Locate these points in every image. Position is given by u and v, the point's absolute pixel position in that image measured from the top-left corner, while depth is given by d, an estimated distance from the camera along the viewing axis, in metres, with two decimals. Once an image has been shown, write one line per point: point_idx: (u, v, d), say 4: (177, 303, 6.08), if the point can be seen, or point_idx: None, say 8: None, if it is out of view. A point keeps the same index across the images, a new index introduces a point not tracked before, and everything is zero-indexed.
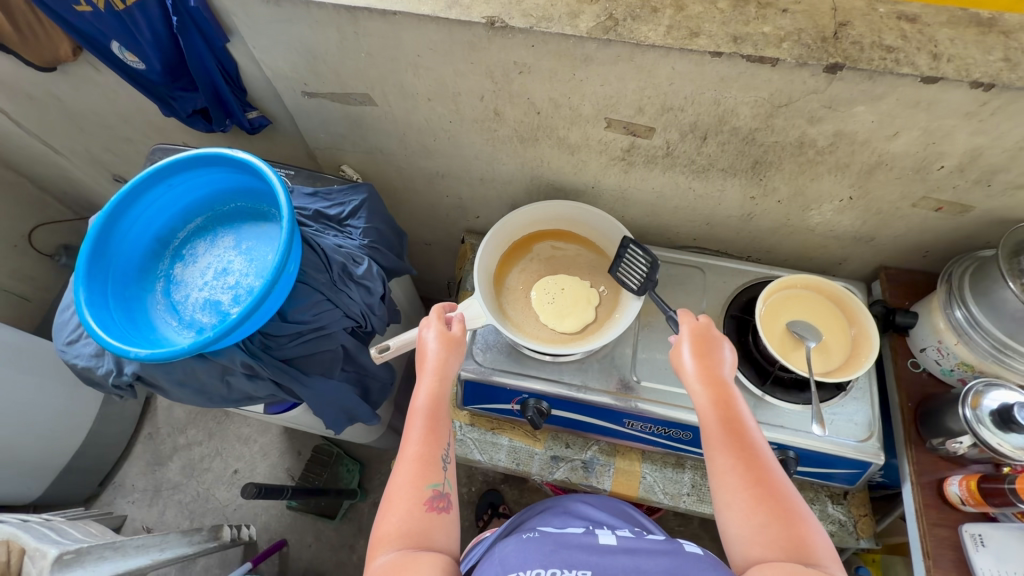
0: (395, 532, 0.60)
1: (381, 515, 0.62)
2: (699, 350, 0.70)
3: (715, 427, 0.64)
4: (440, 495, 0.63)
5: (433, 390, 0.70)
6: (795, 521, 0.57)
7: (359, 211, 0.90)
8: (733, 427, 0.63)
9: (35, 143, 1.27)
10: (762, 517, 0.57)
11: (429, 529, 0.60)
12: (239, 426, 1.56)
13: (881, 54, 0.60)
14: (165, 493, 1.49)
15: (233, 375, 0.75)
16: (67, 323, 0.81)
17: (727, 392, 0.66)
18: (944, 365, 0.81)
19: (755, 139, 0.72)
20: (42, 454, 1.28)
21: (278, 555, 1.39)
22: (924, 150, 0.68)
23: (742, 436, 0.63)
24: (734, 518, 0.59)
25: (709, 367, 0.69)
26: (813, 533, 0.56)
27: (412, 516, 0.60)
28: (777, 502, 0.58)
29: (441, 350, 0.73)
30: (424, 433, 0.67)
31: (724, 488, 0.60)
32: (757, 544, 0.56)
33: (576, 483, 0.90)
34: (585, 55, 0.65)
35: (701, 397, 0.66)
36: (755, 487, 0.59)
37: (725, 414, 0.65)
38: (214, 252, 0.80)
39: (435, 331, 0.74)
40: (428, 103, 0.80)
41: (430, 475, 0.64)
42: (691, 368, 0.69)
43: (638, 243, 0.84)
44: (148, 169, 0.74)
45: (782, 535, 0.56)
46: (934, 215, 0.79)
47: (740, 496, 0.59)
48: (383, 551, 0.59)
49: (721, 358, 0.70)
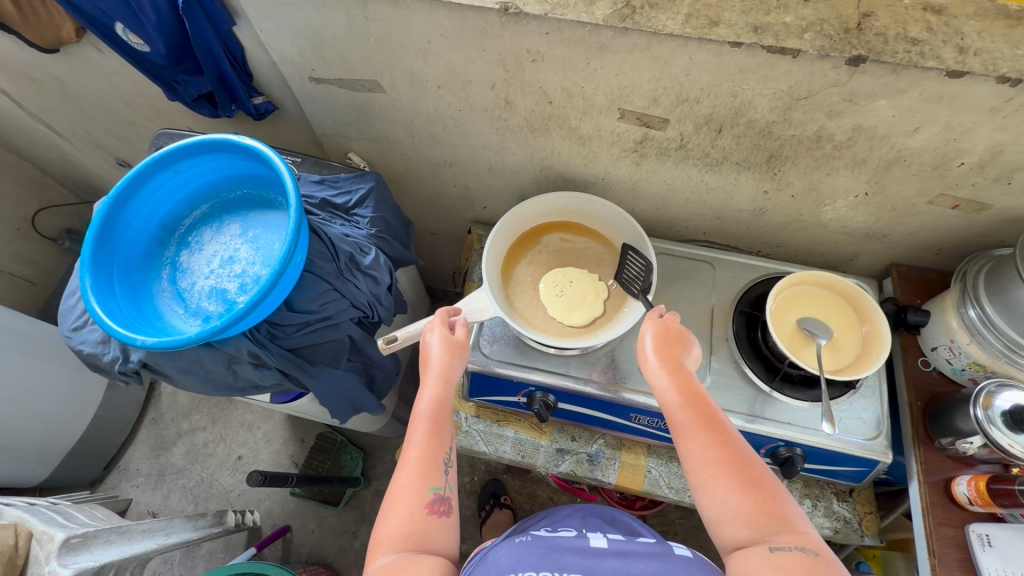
0: (395, 535, 0.60)
1: (381, 517, 0.62)
2: (661, 343, 0.70)
3: (677, 410, 0.63)
4: (440, 499, 0.63)
5: (436, 394, 0.69)
6: (759, 492, 0.57)
7: (366, 199, 0.88)
8: (694, 408, 0.63)
9: (36, 125, 1.25)
10: (725, 492, 0.57)
11: (429, 532, 0.61)
12: (242, 412, 1.56)
13: (906, 46, 0.58)
14: (169, 477, 1.50)
15: (240, 363, 0.75)
16: (73, 309, 0.80)
17: (687, 379, 0.66)
18: (955, 365, 0.80)
19: (772, 133, 0.71)
20: (47, 438, 1.28)
21: (281, 540, 1.41)
22: (944, 147, 0.67)
23: (701, 415, 0.62)
24: (704, 499, 0.58)
25: (669, 358, 0.69)
26: (781, 505, 0.56)
27: (413, 519, 0.61)
28: (739, 477, 0.57)
29: (444, 354, 0.72)
30: (427, 436, 0.67)
31: (691, 470, 0.60)
32: (727, 524, 0.56)
33: (581, 476, 0.90)
34: (601, 44, 0.64)
35: (663, 385, 0.66)
36: (715, 463, 0.58)
37: (686, 396, 0.64)
38: (221, 240, 0.80)
39: (439, 335, 0.73)
40: (437, 90, 0.79)
41: (432, 478, 0.64)
42: (651, 359, 0.69)
43: (637, 249, 0.85)
44: (154, 154, 0.73)
45: (744, 509, 0.56)
46: (950, 212, 0.78)
47: (704, 476, 0.59)
48: (383, 553, 0.59)
49: (681, 348, 0.71)
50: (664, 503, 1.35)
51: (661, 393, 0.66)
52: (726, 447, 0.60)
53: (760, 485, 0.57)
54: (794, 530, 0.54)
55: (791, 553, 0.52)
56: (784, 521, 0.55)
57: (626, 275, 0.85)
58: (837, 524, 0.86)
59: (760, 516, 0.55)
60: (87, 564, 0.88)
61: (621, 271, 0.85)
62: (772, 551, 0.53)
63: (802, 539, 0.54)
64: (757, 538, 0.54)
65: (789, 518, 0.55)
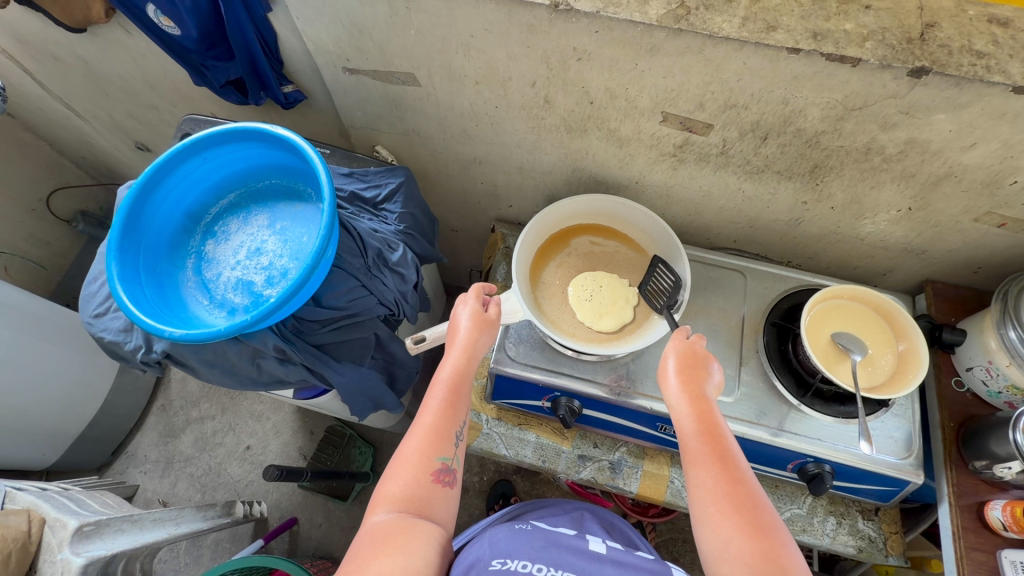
0: (397, 495, 0.60)
1: (386, 475, 0.62)
2: (683, 365, 0.69)
3: (692, 439, 0.62)
4: (447, 469, 0.64)
5: (457, 366, 0.68)
6: (765, 539, 0.54)
7: (396, 194, 0.86)
8: (709, 438, 0.61)
9: (56, 105, 1.24)
10: (730, 531, 0.55)
11: (431, 499, 0.61)
12: (252, 402, 1.55)
13: (971, 60, 0.56)
14: (177, 465, 1.49)
15: (265, 358, 0.73)
16: (95, 295, 0.78)
17: (707, 407, 0.64)
18: (992, 387, 0.79)
19: (819, 142, 0.69)
20: (57, 422, 1.27)
21: (288, 532, 1.40)
22: (999, 164, 0.65)
23: (716, 449, 0.60)
24: (706, 534, 0.56)
25: (691, 382, 0.67)
26: (786, 553, 0.53)
27: (417, 483, 0.61)
28: (746, 516, 0.55)
29: (472, 328, 0.71)
30: (442, 406, 0.66)
31: (697, 501, 0.58)
32: (727, 562, 0.53)
33: (602, 484, 0.88)
34: (652, 44, 0.62)
35: (681, 410, 0.65)
36: (724, 499, 0.57)
37: (703, 427, 0.63)
38: (247, 231, 0.78)
39: (470, 309, 0.73)
40: (475, 86, 0.77)
41: (442, 448, 0.64)
42: (672, 381, 0.68)
43: (666, 263, 0.82)
44: (185, 141, 0.71)
45: (747, 552, 0.53)
46: (995, 231, 0.76)
47: (710, 511, 0.57)
48: (380, 510, 0.59)
49: (705, 373, 0.68)
50: (675, 511, 1.35)
51: (678, 420, 0.65)
52: (737, 487, 0.57)
53: (767, 529, 0.54)
54: None
55: None
56: (789, 572, 0.51)
57: (652, 289, 0.83)
58: (861, 543, 0.84)
59: (764, 561, 0.52)
60: (99, 552, 0.88)
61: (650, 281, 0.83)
62: None
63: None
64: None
65: (793, 568, 0.52)
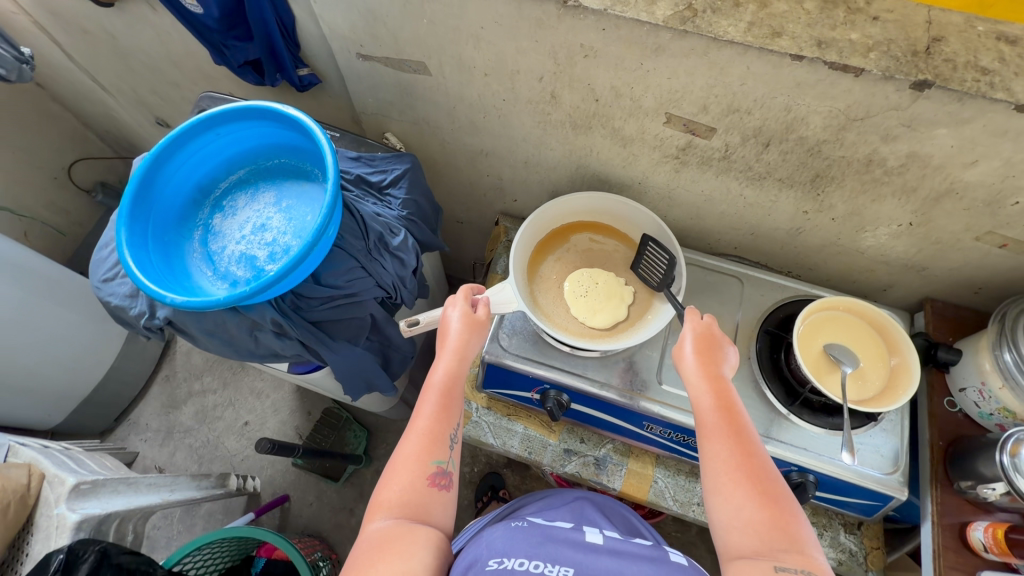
0: (394, 501, 0.61)
1: (382, 483, 0.63)
2: (701, 347, 0.69)
3: (709, 414, 0.63)
4: (442, 473, 0.64)
5: (450, 368, 0.70)
6: (775, 508, 0.56)
7: (401, 180, 0.88)
8: (725, 413, 0.62)
9: (83, 77, 1.27)
10: (741, 499, 0.56)
11: (428, 503, 0.62)
12: (253, 379, 1.58)
13: (976, 75, 0.56)
14: (177, 436, 1.53)
15: (262, 331, 0.75)
16: (105, 260, 0.81)
17: (724, 387, 0.65)
18: (983, 409, 0.78)
19: (821, 151, 0.69)
20: (63, 385, 1.31)
21: (279, 508, 1.43)
22: (1001, 183, 0.65)
23: (732, 424, 0.62)
24: (716, 503, 0.58)
25: (709, 361, 0.68)
26: (796, 524, 0.55)
27: (414, 487, 0.62)
28: (759, 486, 0.57)
29: (463, 330, 0.72)
30: (435, 409, 0.67)
31: (710, 472, 0.60)
32: (736, 530, 0.55)
33: (586, 478, 0.90)
34: (657, 45, 0.63)
35: (699, 387, 0.66)
36: (737, 470, 0.58)
37: (720, 403, 0.64)
38: (254, 207, 0.80)
39: (460, 310, 0.74)
40: (484, 78, 0.78)
41: (436, 451, 0.65)
42: (689, 360, 0.68)
43: (656, 240, 0.84)
44: (198, 116, 0.74)
45: (757, 521, 0.55)
46: (997, 251, 0.75)
47: (723, 480, 0.58)
48: (380, 517, 0.60)
49: (721, 354, 0.69)
50: (662, 515, 1.35)
51: (695, 396, 0.66)
52: (750, 460, 0.59)
53: (777, 499, 0.56)
54: (802, 551, 0.53)
55: None
56: (796, 542, 0.54)
57: (644, 270, 0.85)
58: (841, 556, 0.85)
59: (772, 529, 0.54)
60: (94, 510, 0.91)
61: (642, 266, 0.85)
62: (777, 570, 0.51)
63: (809, 564, 0.52)
64: (764, 552, 0.53)
65: (800, 538, 0.54)
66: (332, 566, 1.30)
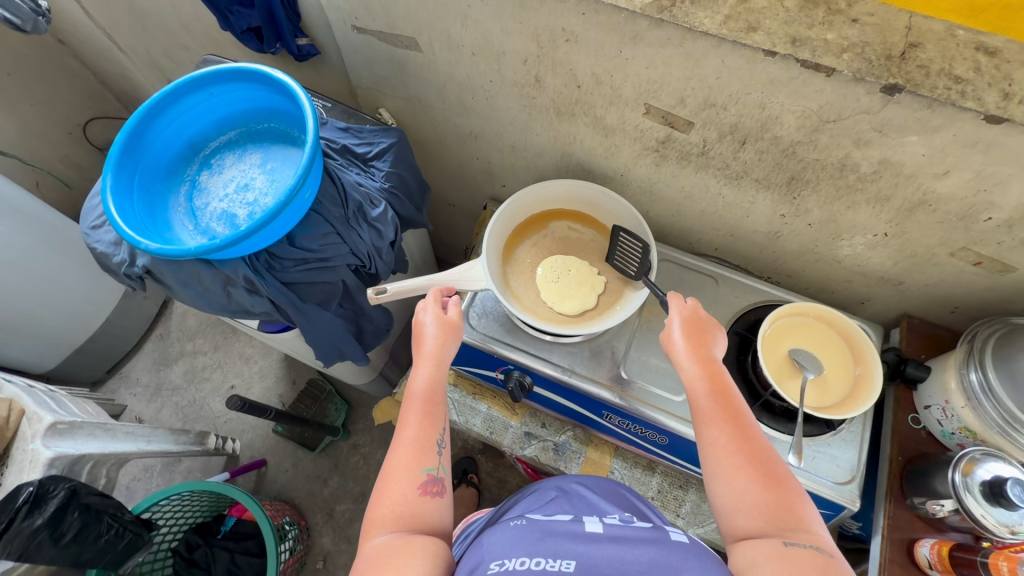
0: (389, 515, 0.57)
1: (374, 500, 0.59)
2: (689, 331, 0.68)
3: (704, 398, 0.62)
4: (434, 480, 0.61)
5: (430, 374, 0.69)
6: (778, 487, 0.55)
7: (386, 153, 0.90)
8: (721, 397, 0.62)
9: (100, 36, 1.31)
10: (744, 482, 0.55)
11: (424, 512, 0.58)
12: (243, 345, 1.62)
13: (948, 83, 0.56)
14: (165, 393, 1.57)
15: (235, 287, 0.77)
16: (95, 208, 0.83)
17: (718, 370, 0.65)
18: (945, 428, 0.78)
19: (796, 153, 0.69)
20: (59, 332, 1.35)
21: (256, 472, 1.46)
22: (973, 197, 0.64)
23: (728, 407, 0.61)
24: (719, 487, 0.57)
25: (699, 346, 0.67)
26: (799, 503, 0.54)
27: (408, 499, 0.58)
28: (761, 467, 0.56)
29: (439, 335, 0.71)
30: (420, 417, 0.65)
31: (710, 458, 0.59)
32: (741, 513, 0.54)
33: (544, 463, 0.93)
34: (635, 32, 0.63)
35: (692, 373, 0.65)
36: (738, 453, 0.57)
37: (715, 387, 0.63)
38: (240, 167, 0.83)
39: (433, 315, 0.73)
40: (472, 57, 0.79)
41: (425, 459, 0.62)
42: (680, 346, 0.67)
43: (628, 230, 0.84)
44: (191, 74, 0.76)
45: (762, 502, 0.54)
46: (971, 269, 0.75)
47: (724, 465, 0.57)
48: (377, 534, 0.56)
49: (710, 338, 0.69)
50: None
51: (689, 382, 0.64)
52: (750, 442, 0.58)
53: (780, 480, 0.55)
54: (808, 529, 0.52)
55: (806, 552, 0.50)
56: (800, 519, 0.53)
57: (619, 261, 0.85)
58: None
59: (777, 510, 0.53)
60: (67, 450, 0.95)
61: (616, 255, 0.85)
62: (786, 546, 0.50)
63: (816, 542, 0.51)
64: (771, 532, 0.52)
65: (805, 517, 0.53)
66: (299, 532, 1.32)
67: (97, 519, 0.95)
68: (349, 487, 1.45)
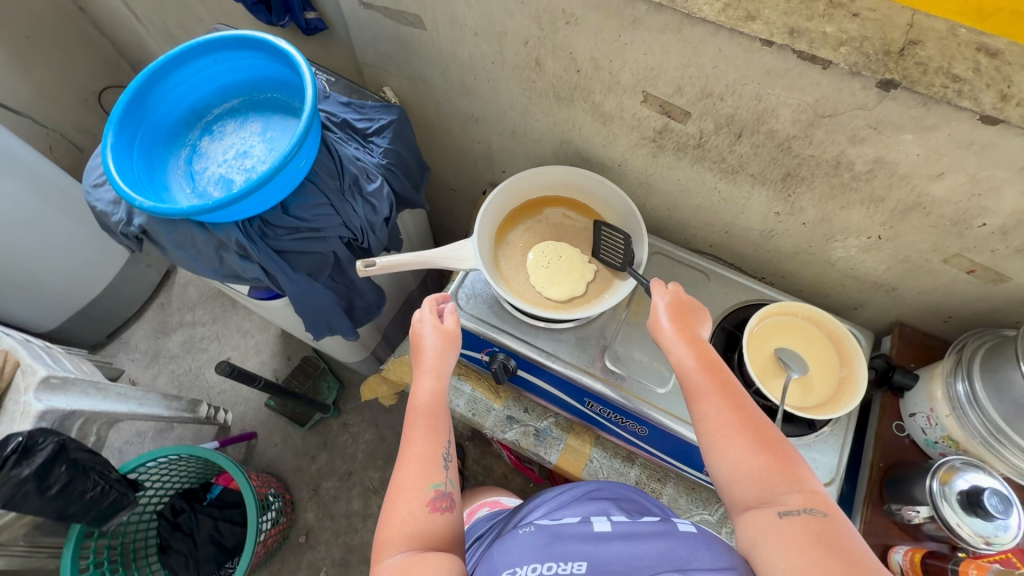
0: (400, 535, 0.56)
1: (384, 519, 0.58)
2: (673, 312, 0.68)
3: (692, 374, 0.62)
4: (443, 495, 0.60)
5: (433, 389, 0.67)
6: (772, 452, 0.55)
7: (385, 130, 0.90)
8: (709, 371, 0.62)
9: (119, 4, 1.33)
10: (737, 452, 0.56)
11: (436, 529, 0.57)
12: (242, 318, 1.64)
13: (946, 80, 0.54)
14: (162, 360, 1.59)
15: (227, 252, 0.78)
16: (97, 167, 0.84)
17: (703, 344, 0.65)
18: (929, 436, 0.77)
19: (791, 148, 0.69)
20: (62, 292, 1.37)
21: (246, 444, 1.48)
22: (967, 201, 0.63)
23: (717, 380, 0.61)
24: (714, 461, 0.57)
25: (683, 322, 0.67)
26: (794, 464, 0.55)
27: (417, 517, 0.57)
28: (754, 435, 0.56)
29: (438, 345, 0.70)
30: (426, 433, 0.64)
31: (704, 433, 0.59)
32: (739, 484, 0.55)
33: (524, 447, 0.94)
34: (634, 17, 0.63)
35: (678, 351, 0.65)
36: (728, 425, 0.57)
37: (702, 362, 0.63)
38: (240, 134, 0.84)
39: (431, 326, 0.71)
40: (474, 37, 0.79)
41: (432, 475, 0.61)
42: (666, 324, 0.67)
43: (609, 224, 0.85)
44: (197, 39, 0.77)
45: (756, 469, 0.54)
46: (965, 277, 0.74)
47: (716, 437, 0.57)
48: (390, 553, 0.55)
49: (694, 313, 0.69)
50: None
51: (677, 359, 0.64)
52: (741, 412, 0.58)
53: (772, 445, 0.56)
54: (804, 489, 0.53)
55: (801, 516, 0.50)
56: (796, 482, 0.53)
57: (605, 255, 0.85)
58: None
59: (772, 475, 0.54)
60: (58, 405, 0.97)
61: (601, 250, 0.85)
62: (783, 516, 0.51)
63: (812, 500, 0.52)
64: (766, 499, 0.53)
65: (801, 478, 0.54)
66: (284, 505, 1.34)
67: (83, 475, 0.96)
68: (336, 465, 1.46)
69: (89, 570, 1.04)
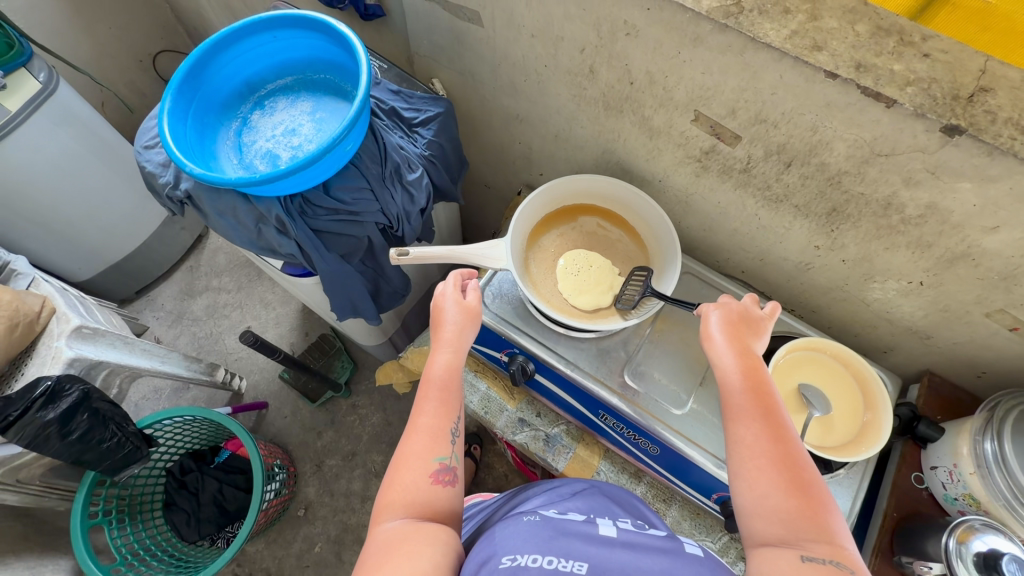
0: (400, 501, 0.56)
1: (386, 483, 0.58)
2: (728, 323, 0.66)
3: (736, 395, 0.60)
4: (446, 469, 0.59)
5: (450, 362, 0.66)
6: (805, 495, 0.53)
7: (431, 122, 0.91)
8: (755, 395, 0.59)
9: None
10: (767, 486, 0.53)
11: (434, 500, 0.57)
12: (265, 290, 1.66)
13: (1014, 132, 0.52)
14: (186, 321, 1.63)
15: (267, 226, 0.79)
16: (150, 129, 0.86)
17: (756, 365, 0.62)
18: (949, 492, 0.75)
19: (841, 183, 0.67)
20: (99, 246, 1.41)
21: (256, 413, 1.51)
22: (1020, 257, 0.61)
23: (762, 405, 0.58)
24: (740, 488, 0.55)
25: (736, 338, 0.65)
26: (826, 514, 0.52)
27: (419, 487, 0.57)
28: (791, 473, 0.54)
29: (460, 320, 0.69)
30: (437, 405, 0.63)
31: (735, 455, 0.57)
32: (761, 517, 0.52)
33: (533, 451, 0.95)
34: (696, 34, 0.63)
35: (727, 367, 0.62)
36: (764, 456, 0.55)
37: (749, 384, 0.60)
38: (290, 112, 0.85)
39: (453, 299, 0.71)
40: (530, 38, 0.79)
41: (438, 448, 0.60)
42: (718, 338, 0.65)
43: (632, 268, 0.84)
44: (260, 15, 0.79)
45: (783, 508, 0.52)
46: (1007, 333, 0.71)
47: (748, 465, 0.55)
48: (389, 518, 0.55)
49: (750, 332, 0.66)
50: None
51: (723, 375, 0.62)
52: (780, 444, 0.56)
53: (807, 487, 0.53)
54: (831, 542, 0.50)
55: (823, 565, 0.48)
56: (825, 533, 0.50)
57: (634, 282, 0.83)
58: None
59: (800, 518, 0.51)
60: (87, 354, 1.00)
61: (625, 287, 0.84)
62: (804, 560, 0.48)
63: (838, 554, 0.49)
64: (788, 541, 0.51)
65: (830, 529, 0.51)
66: (287, 476, 1.36)
67: (102, 425, 0.98)
68: (341, 443, 1.48)
69: (97, 517, 1.07)
